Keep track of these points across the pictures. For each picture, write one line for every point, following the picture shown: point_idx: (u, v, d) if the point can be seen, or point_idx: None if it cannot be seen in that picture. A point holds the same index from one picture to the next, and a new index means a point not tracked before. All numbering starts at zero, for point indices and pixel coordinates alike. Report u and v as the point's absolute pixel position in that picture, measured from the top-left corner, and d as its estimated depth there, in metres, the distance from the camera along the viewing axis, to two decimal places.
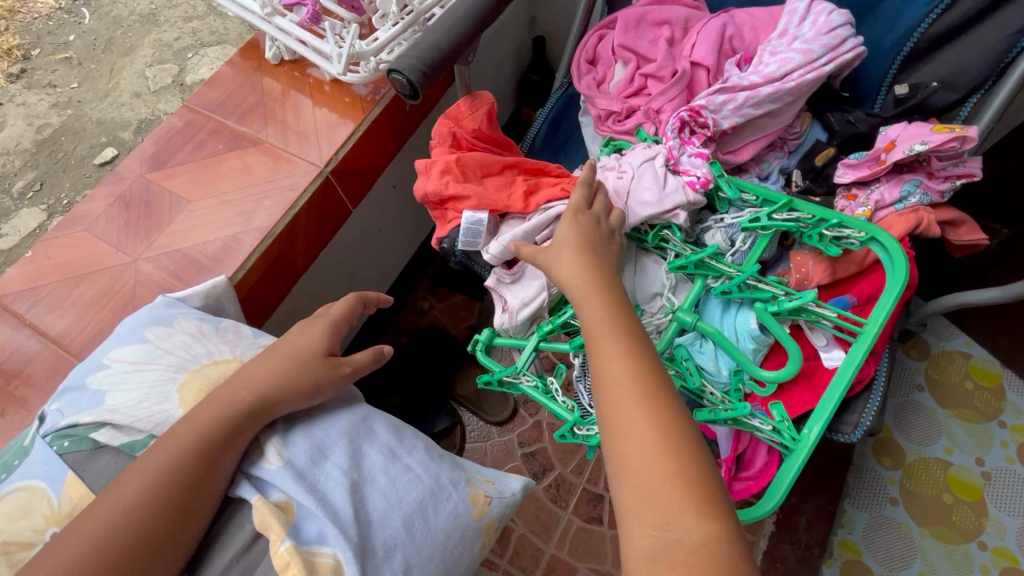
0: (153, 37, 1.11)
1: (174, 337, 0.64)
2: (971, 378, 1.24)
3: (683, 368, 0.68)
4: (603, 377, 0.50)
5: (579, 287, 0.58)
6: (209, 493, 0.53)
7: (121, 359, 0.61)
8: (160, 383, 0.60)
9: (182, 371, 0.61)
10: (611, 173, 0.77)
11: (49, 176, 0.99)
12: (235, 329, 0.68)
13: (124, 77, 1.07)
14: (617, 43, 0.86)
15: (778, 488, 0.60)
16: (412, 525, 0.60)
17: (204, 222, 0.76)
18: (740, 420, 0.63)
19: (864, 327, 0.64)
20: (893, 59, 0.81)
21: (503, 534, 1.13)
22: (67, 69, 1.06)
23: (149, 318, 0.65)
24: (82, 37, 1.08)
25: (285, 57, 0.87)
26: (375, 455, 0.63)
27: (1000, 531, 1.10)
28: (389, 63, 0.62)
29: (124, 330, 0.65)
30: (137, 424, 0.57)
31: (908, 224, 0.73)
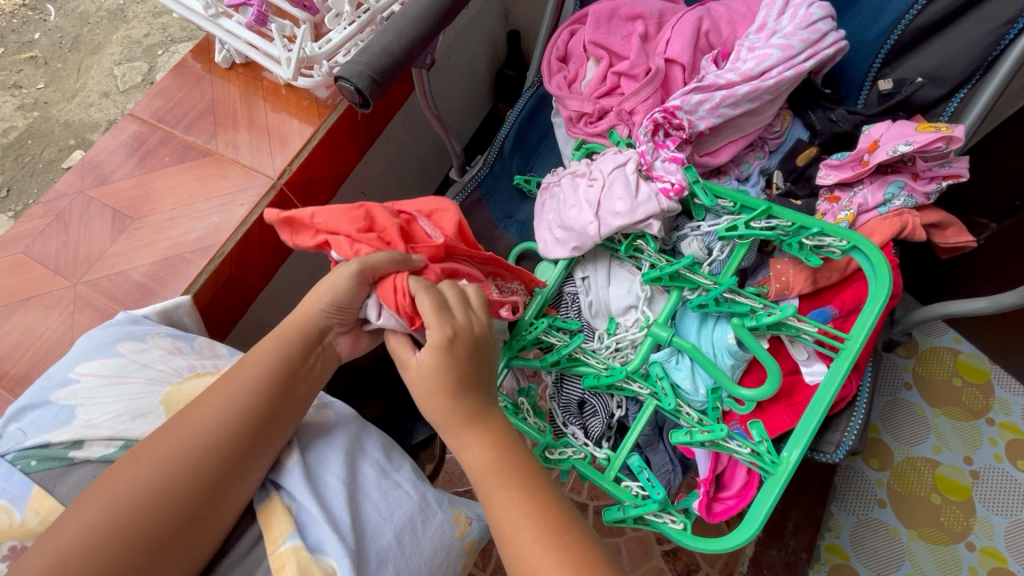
0: (122, 34, 1.05)
1: (149, 351, 0.59)
2: (959, 375, 1.22)
3: (658, 388, 0.65)
4: (509, 535, 0.47)
5: (454, 427, 0.52)
6: (230, 478, 0.50)
7: (91, 374, 0.56)
8: (140, 395, 0.55)
9: (166, 383, 0.57)
10: (581, 179, 0.72)
11: (17, 181, 0.93)
12: (211, 345, 0.64)
13: (92, 77, 1.02)
14: (588, 40, 0.81)
15: (756, 515, 0.57)
16: (403, 540, 0.56)
17: (149, 241, 0.72)
18: (718, 443, 0.60)
19: (845, 343, 0.61)
20: (877, 54, 0.78)
21: (485, 546, 1.11)
22: (32, 68, 1.01)
23: (115, 333, 0.60)
24: (48, 35, 1.03)
25: (236, 60, 0.82)
26: (368, 468, 0.60)
27: (988, 531, 1.08)
28: (336, 70, 0.56)
29: (87, 345, 0.59)
30: (121, 434, 0.52)
31: (892, 229, 0.70)
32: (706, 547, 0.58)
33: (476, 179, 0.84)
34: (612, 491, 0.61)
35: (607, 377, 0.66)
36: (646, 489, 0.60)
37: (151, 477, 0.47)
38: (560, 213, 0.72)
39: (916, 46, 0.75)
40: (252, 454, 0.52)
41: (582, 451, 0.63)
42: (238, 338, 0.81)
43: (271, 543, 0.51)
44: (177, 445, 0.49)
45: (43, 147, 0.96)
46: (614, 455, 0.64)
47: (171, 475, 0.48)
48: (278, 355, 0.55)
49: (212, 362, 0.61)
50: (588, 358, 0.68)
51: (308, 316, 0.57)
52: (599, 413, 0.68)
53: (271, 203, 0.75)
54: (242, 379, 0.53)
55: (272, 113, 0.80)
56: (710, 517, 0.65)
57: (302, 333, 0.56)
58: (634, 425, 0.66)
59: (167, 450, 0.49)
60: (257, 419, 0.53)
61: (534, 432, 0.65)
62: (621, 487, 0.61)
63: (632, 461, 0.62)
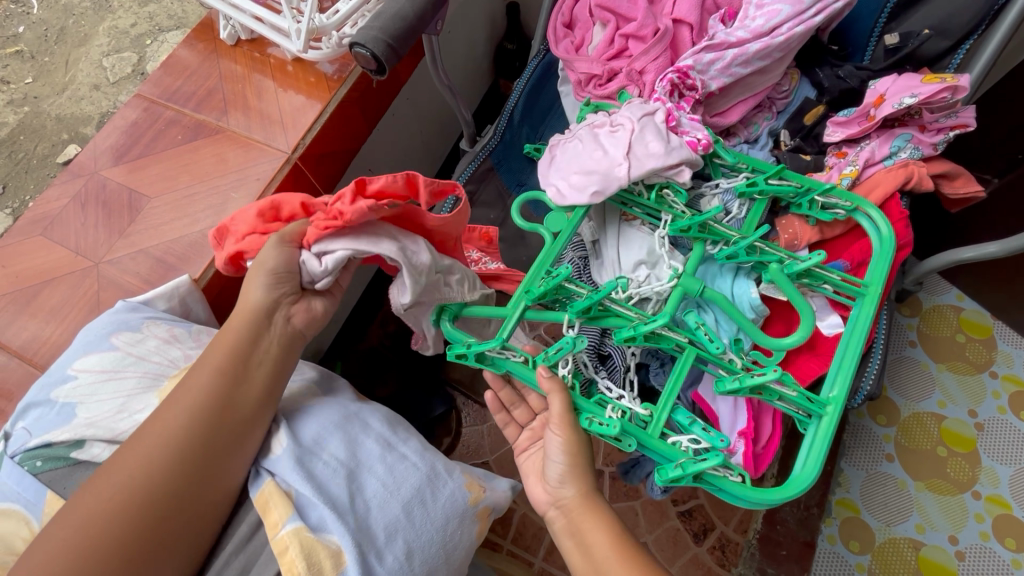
0: (108, 24, 1.04)
1: (144, 341, 0.60)
2: (963, 331, 1.24)
3: (699, 333, 0.59)
4: None
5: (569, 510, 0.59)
6: (203, 473, 0.53)
7: (88, 369, 0.57)
8: (138, 391, 0.57)
9: (162, 377, 0.58)
10: (602, 130, 0.71)
11: (11, 177, 0.92)
12: (209, 331, 0.66)
13: (81, 69, 1.01)
14: (594, 3, 0.81)
15: (809, 464, 0.53)
16: (412, 511, 0.59)
17: (166, 220, 0.72)
18: (767, 386, 0.54)
19: (864, 288, 0.61)
20: (883, 8, 0.78)
21: (505, 516, 1.14)
22: (20, 63, 1.00)
23: (112, 324, 0.61)
24: (32, 29, 1.02)
25: (241, 36, 0.81)
26: (372, 445, 0.62)
27: (993, 480, 1.12)
28: (351, 36, 0.57)
29: (87, 337, 0.61)
30: (120, 435, 0.54)
31: (898, 179, 0.71)
32: (759, 499, 0.53)
33: (488, 148, 0.85)
34: (659, 448, 0.55)
35: (641, 325, 0.59)
36: (699, 442, 0.55)
37: (117, 487, 0.49)
38: (581, 160, 0.70)
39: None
40: (212, 451, 0.53)
41: (621, 409, 0.57)
42: None
43: (271, 528, 0.53)
44: (136, 455, 0.51)
45: (36, 142, 0.94)
46: (655, 411, 0.57)
47: (137, 481, 0.50)
48: (228, 352, 0.58)
49: None
50: (617, 307, 0.63)
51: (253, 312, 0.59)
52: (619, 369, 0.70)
53: (286, 177, 0.75)
54: (189, 386, 0.55)
55: (281, 89, 0.80)
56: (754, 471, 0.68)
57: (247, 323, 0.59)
58: (670, 381, 0.59)
59: (129, 460, 0.51)
60: (218, 409, 0.55)
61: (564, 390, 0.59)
62: (666, 442, 0.56)
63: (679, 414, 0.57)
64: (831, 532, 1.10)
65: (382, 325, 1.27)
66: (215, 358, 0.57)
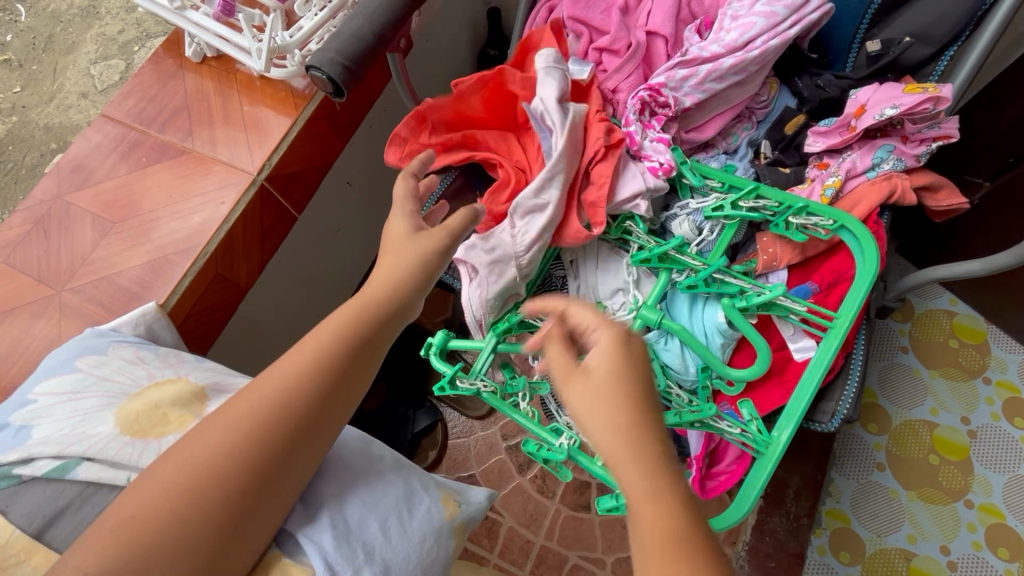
0: (95, 31, 1.01)
1: (108, 363, 0.59)
2: (956, 336, 1.22)
3: (649, 369, 0.65)
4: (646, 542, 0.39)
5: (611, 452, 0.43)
6: (280, 479, 0.48)
7: (48, 392, 0.57)
8: (94, 409, 0.55)
9: (121, 396, 0.56)
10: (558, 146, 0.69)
11: None
12: (177, 353, 0.64)
13: (68, 77, 0.98)
14: (567, 15, 0.79)
15: (747, 495, 0.57)
16: (389, 530, 0.60)
17: (128, 245, 0.71)
18: (707, 422, 0.59)
19: (834, 321, 0.61)
20: (863, 15, 0.75)
21: (492, 528, 1.13)
22: (7, 72, 0.98)
23: (78, 348, 0.61)
24: (20, 37, 0.99)
25: (207, 53, 0.80)
26: (350, 469, 0.64)
27: (986, 488, 1.10)
28: (307, 59, 0.55)
29: (52, 362, 0.61)
30: (65, 451, 0.52)
31: (882, 194, 0.68)
32: None
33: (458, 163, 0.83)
34: (603, 475, 0.61)
35: None
36: None
37: (200, 464, 0.46)
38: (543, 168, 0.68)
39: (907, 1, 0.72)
40: (302, 447, 0.50)
41: (574, 437, 0.63)
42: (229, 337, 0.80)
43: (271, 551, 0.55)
44: (225, 429, 0.47)
45: (25, 152, 0.93)
46: None
47: (202, 478, 0.45)
48: (339, 333, 0.54)
49: (173, 370, 0.60)
50: None
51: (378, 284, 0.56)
52: None
53: (252, 200, 0.74)
54: (294, 364, 0.51)
55: (249, 106, 0.78)
56: (704, 493, 0.67)
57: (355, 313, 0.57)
58: None
59: (217, 436, 0.47)
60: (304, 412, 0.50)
61: (526, 419, 0.66)
62: (610, 470, 0.61)
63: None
64: (821, 543, 1.09)
65: None
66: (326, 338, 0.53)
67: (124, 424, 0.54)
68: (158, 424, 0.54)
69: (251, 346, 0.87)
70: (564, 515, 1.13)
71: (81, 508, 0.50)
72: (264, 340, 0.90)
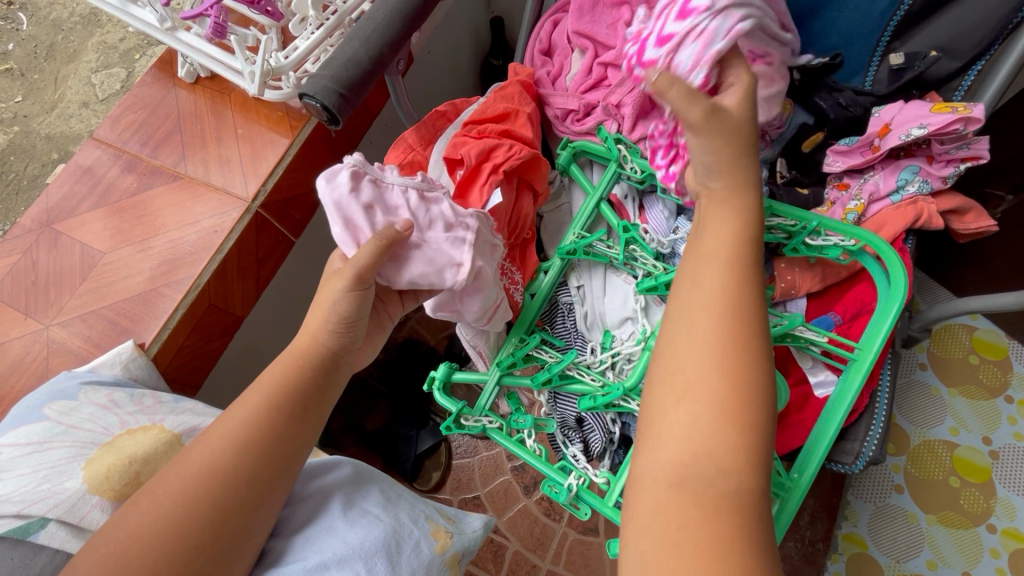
0: (96, 40, 0.95)
1: (79, 410, 0.59)
2: (976, 352, 1.18)
3: None
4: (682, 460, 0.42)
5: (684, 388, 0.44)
6: (241, 523, 0.49)
7: (10, 444, 0.56)
8: (63, 462, 0.55)
9: (92, 446, 0.57)
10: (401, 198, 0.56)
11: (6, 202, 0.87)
12: (153, 395, 0.64)
13: (70, 87, 0.93)
14: (571, 30, 0.77)
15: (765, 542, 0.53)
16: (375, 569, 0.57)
17: (120, 276, 0.70)
18: None
19: (857, 353, 0.57)
20: (897, 8, 0.70)
21: (497, 553, 1.09)
22: (9, 82, 0.92)
23: (48, 394, 0.60)
24: (22, 47, 0.93)
25: (201, 73, 0.78)
26: (331, 505, 0.62)
27: (1010, 512, 1.05)
28: (298, 87, 0.52)
29: (20, 410, 0.60)
30: (28, 510, 0.51)
31: (908, 219, 0.65)
32: None
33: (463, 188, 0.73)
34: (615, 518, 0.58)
35: (603, 396, 0.61)
36: None
37: (128, 546, 0.44)
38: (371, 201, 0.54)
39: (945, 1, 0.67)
40: (258, 491, 0.50)
41: (583, 475, 0.60)
42: (224, 365, 0.79)
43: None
44: (166, 495, 0.47)
45: (28, 164, 0.88)
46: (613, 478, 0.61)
47: (158, 533, 0.45)
48: (283, 388, 0.54)
49: (149, 417, 0.60)
50: (582, 375, 0.65)
51: (316, 344, 0.56)
52: (596, 429, 0.69)
53: (246, 227, 0.72)
54: (228, 436, 0.51)
55: (243, 128, 0.75)
56: None
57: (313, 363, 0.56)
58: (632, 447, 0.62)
59: (145, 517, 0.46)
60: (254, 464, 0.50)
61: (532, 457, 0.63)
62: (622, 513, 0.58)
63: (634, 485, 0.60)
64: (838, 569, 1.05)
65: None
66: (252, 411, 0.53)
67: (92, 481, 0.54)
68: (129, 482, 0.55)
69: (250, 373, 0.85)
70: (571, 538, 1.10)
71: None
72: (262, 366, 0.87)
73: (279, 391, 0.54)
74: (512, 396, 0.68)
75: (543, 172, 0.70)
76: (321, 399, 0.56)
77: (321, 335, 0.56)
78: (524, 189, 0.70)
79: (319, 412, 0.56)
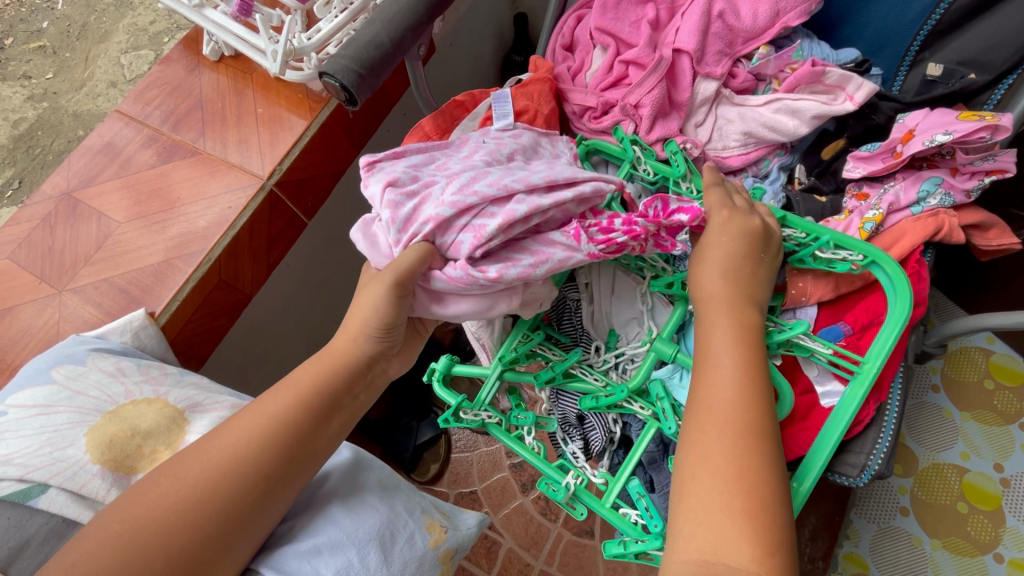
0: (128, 21, 0.97)
1: (86, 375, 0.60)
2: (992, 377, 1.15)
3: (658, 410, 0.61)
4: (704, 389, 0.50)
5: (711, 304, 0.55)
6: (252, 516, 0.51)
7: (20, 404, 0.57)
8: (66, 426, 0.56)
9: (95, 414, 0.57)
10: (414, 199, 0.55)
11: (29, 173, 0.88)
12: (160, 366, 0.64)
13: (98, 66, 0.94)
14: (594, 26, 0.76)
15: None
16: (368, 557, 0.57)
17: (134, 247, 0.71)
18: None
19: (862, 365, 0.56)
20: (929, 16, 0.69)
21: (491, 549, 1.09)
22: (42, 59, 0.94)
23: (56, 358, 0.61)
24: (55, 25, 0.95)
25: (226, 52, 0.78)
26: (330, 492, 0.62)
27: (1018, 542, 1.02)
28: (318, 66, 0.52)
29: (28, 371, 0.61)
30: (30, 475, 0.53)
31: (926, 231, 0.64)
32: None
33: None
34: (612, 520, 0.57)
35: (606, 398, 0.63)
36: (644, 518, 0.57)
37: (140, 526, 0.47)
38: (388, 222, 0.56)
39: (980, 12, 0.66)
40: (274, 486, 0.52)
41: (580, 476, 0.60)
42: (231, 342, 0.80)
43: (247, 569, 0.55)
44: (182, 482, 0.49)
45: (53, 139, 0.89)
46: (612, 479, 0.60)
47: (174, 512, 0.48)
48: (312, 388, 0.56)
49: (152, 389, 0.60)
50: (585, 374, 0.65)
51: (356, 348, 0.58)
52: (597, 427, 0.67)
53: (260, 206, 0.72)
54: (251, 430, 0.53)
55: (263, 108, 0.76)
56: None
57: (345, 366, 0.57)
58: (632, 450, 0.62)
59: (164, 499, 0.48)
60: (274, 461, 0.52)
61: (531, 454, 0.63)
62: (618, 514, 0.58)
63: (632, 488, 0.59)
64: None
65: None
66: (279, 408, 0.54)
67: (94, 450, 0.55)
68: (131, 454, 0.55)
69: (255, 352, 0.86)
70: (566, 540, 1.09)
71: (42, 544, 0.50)
72: (268, 347, 0.88)
73: (308, 391, 0.55)
74: (513, 393, 0.68)
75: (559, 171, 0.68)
76: (347, 403, 0.58)
77: (359, 339, 0.57)
78: None
79: (349, 412, 0.58)
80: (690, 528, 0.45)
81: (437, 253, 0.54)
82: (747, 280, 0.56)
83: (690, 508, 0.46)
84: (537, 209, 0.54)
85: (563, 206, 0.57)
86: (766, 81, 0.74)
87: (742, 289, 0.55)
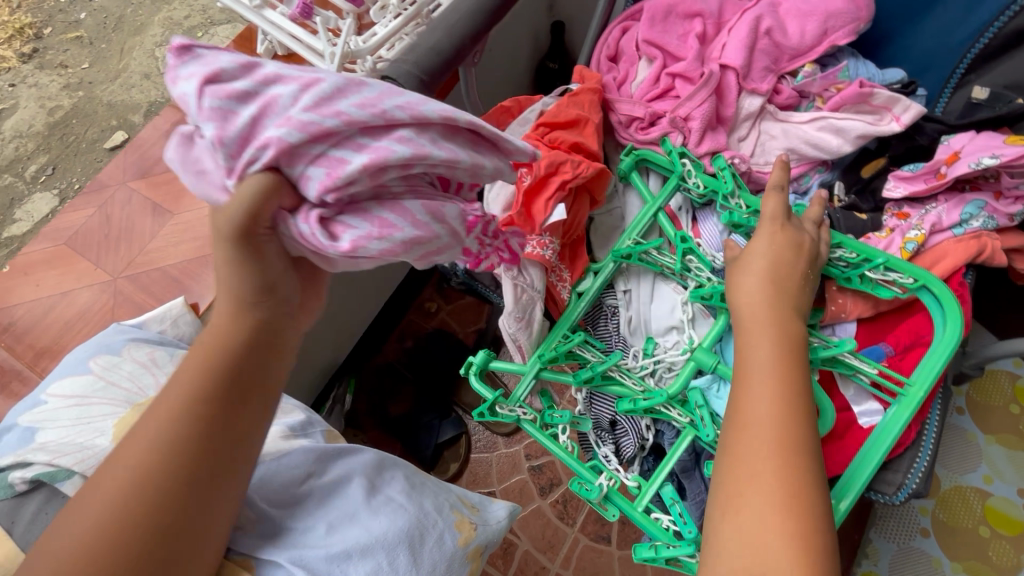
0: (164, 15, 1.00)
1: (122, 364, 0.60)
2: (1017, 402, 1.14)
3: (696, 418, 0.62)
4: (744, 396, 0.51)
5: (750, 315, 0.57)
6: (198, 527, 0.43)
7: (58, 394, 0.57)
8: (97, 418, 0.55)
9: (125, 404, 0.56)
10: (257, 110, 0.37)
11: (65, 160, 0.90)
12: None
13: (133, 58, 0.97)
14: (642, 38, 0.77)
15: None
16: (398, 560, 0.52)
17: (184, 238, 0.73)
18: None
19: (906, 388, 0.57)
20: (977, 40, 0.69)
21: (507, 550, 1.10)
22: (78, 49, 0.97)
23: (95, 347, 0.62)
24: (93, 16, 0.98)
25: (279, 51, 0.81)
26: (352, 487, 0.57)
27: None
28: (382, 69, 0.54)
29: (69, 361, 0.61)
30: (59, 459, 0.51)
31: (968, 253, 0.64)
32: None
33: None
34: (644, 524, 0.59)
35: (644, 401, 0.63)
36: (677, 525, 0.58)
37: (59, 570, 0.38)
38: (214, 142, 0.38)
39: None
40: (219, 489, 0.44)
41: (614, 477, 0.61)
42: None
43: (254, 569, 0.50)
44: (97, 507, 0.40)
45: (87, 127, 0.92)
46: (645, 484, 0.61)
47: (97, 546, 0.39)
48: (221, 373, 0.45)
49: None
50: (623, 378, 0.66)
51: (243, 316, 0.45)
52: (630, 432, 0.68)
53: None
54: (157, 433, 0.43)
55: None
56: None
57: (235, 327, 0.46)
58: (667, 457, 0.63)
59: (78, 532, 0.39)
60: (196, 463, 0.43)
61: (564, 453, 0.64)
62: (651, 519, 0.59)
63: (665, 493, 0.60)
64: None
65: (399, 340, 1.28)
66: (179, 403, 0.43)
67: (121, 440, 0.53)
68: None
69: None
70: (583, 545, 1.10)
71: None
72: None
73: (215, 375, 0.45)
74: (547, 394, 0.69)
75: (605, 181, 0.72)
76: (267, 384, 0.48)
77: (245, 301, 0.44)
78: (583, 195, 0.71)
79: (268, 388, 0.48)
80: (732, 545, 0.44)
81: (285, 188, 0.38)
82: (791, 290, 0.58)
83: (733, 520, 0.45)
84: (426, 158, 0.38)
85: (448, 169, 0.40)
86: (810, 98, 0.75)
87: (785, 299, 0.57)
